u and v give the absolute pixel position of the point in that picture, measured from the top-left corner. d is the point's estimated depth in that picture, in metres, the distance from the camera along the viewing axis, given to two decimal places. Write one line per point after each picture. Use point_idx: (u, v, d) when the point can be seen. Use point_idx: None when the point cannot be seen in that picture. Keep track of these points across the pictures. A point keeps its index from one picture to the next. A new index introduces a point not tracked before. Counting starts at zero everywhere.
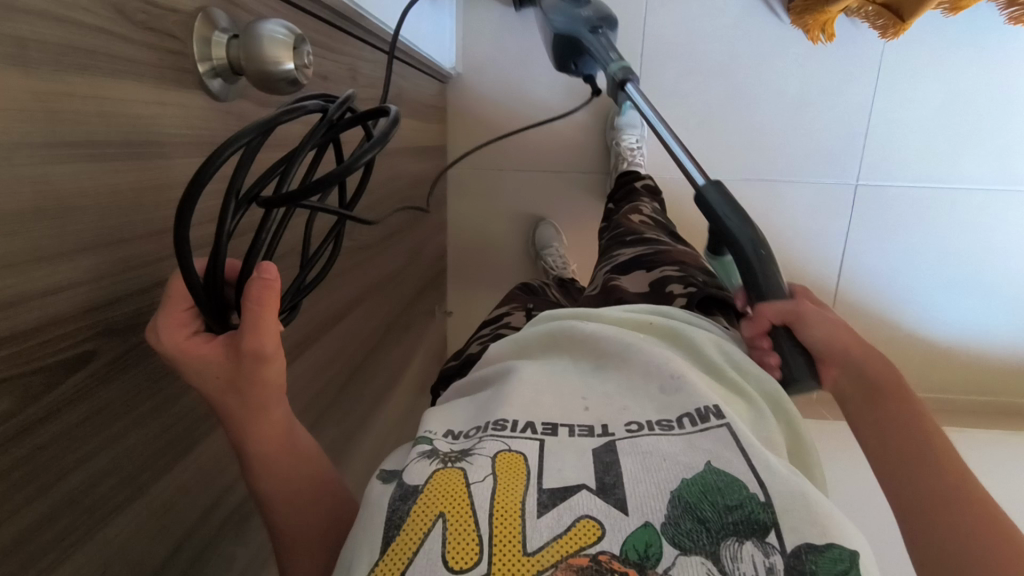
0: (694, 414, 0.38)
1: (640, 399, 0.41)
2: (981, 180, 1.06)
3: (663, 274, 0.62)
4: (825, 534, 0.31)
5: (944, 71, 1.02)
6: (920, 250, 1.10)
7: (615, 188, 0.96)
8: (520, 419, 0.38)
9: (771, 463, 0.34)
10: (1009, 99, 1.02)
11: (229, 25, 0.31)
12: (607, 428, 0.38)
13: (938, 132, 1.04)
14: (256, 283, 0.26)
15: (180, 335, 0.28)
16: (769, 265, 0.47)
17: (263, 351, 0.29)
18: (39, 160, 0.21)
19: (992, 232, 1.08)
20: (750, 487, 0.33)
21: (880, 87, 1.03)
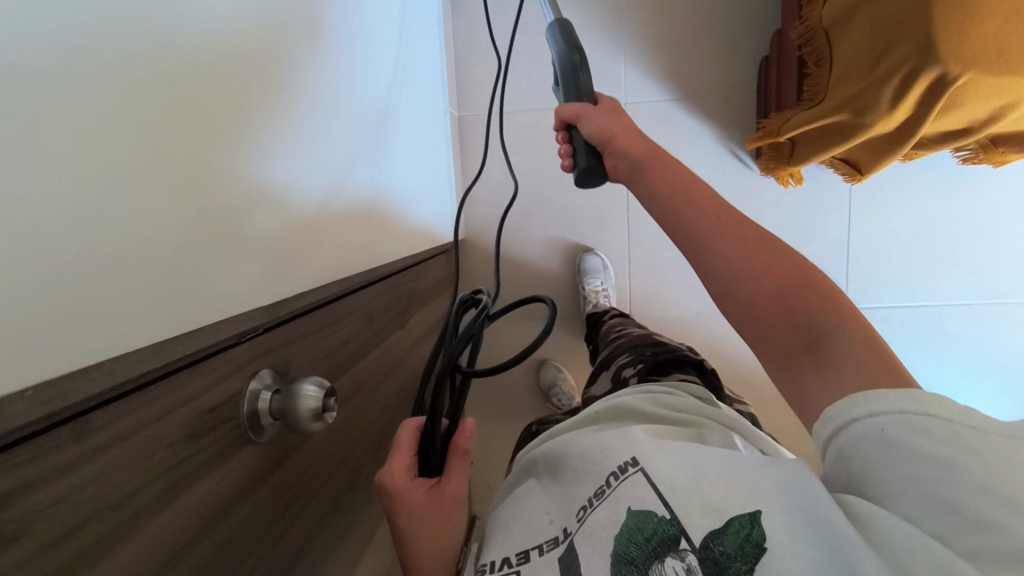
0: (617, 471, 0.48)
1: (583, 483, 0.51)
2: (964, 297, 1.14)
3: (618, 364, 0.81)
4: (722, 517, 0.40)
5: (908, 202, 1.12)
6: (917, 364, 1.16)
7: (588, 331, 1.06)
8: (500, 559, 0.49)
9: (673, 483, 0.44)
10: (973, 221, 1.12)
11: (271, 380, 0.41)
12: (567, 531, 0.48)
13: (914, 256, 1.14)
14: (462, 439, 0.49)
15: (404, 478, 0.47)
16: (580, 68, 0.65)
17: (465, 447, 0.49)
18: (155, 457, 0.30)
19: (982, 341, 1.15)
20: (656, 511, 0.42)
21: (852, 224, 1.14)
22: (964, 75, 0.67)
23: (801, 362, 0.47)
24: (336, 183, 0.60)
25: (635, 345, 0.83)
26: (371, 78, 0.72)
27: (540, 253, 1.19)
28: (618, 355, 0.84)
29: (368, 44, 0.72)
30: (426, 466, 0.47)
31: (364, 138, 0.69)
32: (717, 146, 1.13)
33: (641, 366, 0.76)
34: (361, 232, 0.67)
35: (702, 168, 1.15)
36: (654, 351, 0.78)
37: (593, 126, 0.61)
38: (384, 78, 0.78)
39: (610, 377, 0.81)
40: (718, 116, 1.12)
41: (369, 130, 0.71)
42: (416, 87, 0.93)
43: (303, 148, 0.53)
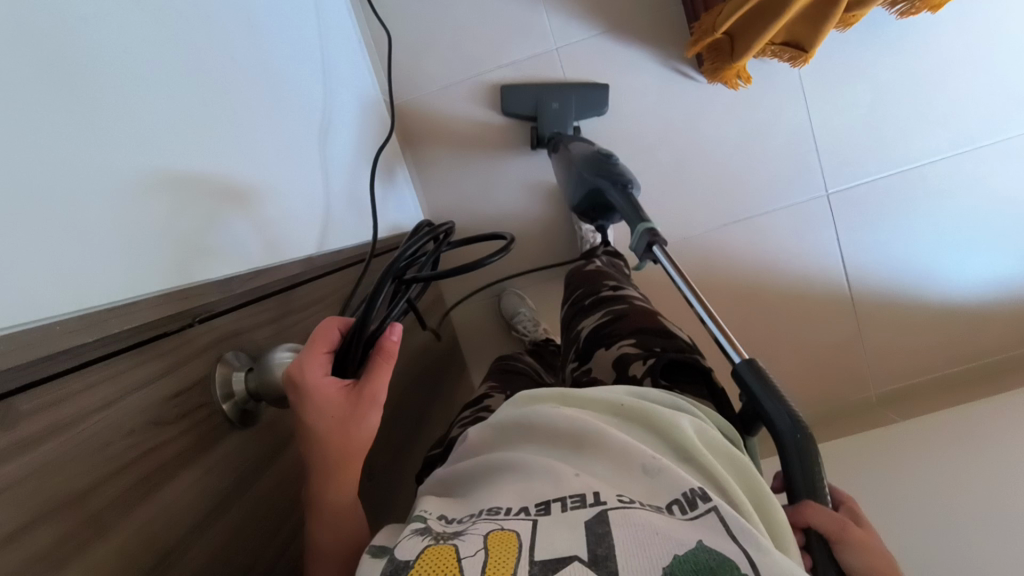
0: (683, 500, 0.39)
1: (628, 483, 0.41)
2: (940, 151, 1.12)
3: (622, 351, 0.69)
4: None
5: (861, 72, 1.10)
6: (910, 229, 1.15)
7: (581, 258, 1.06)
8: (515, 505, 0.40)
9: (761, 542, 0.35)
10: (931, 73, 1.10)
11: (240, 359, 0.39)
12: (599, 496, 0.39)
13: (880, 124, 1.12)
14: (387, 344, 0.39)
15: (317, 371, 0.38)
16: (809, 445, 0.47)
17: (392, 352, 0.39)
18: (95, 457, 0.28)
19: (970, 190, 1.13)
20: (743, 568, 0.34)
21: (811, 108, 1.12)
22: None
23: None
24: (282, 157, 0.57)
25: (643, 331, 0.71)
26: (297, 60, 0.69)
27: (512, 224, 1.16)
28: (620, 337, 0.71)
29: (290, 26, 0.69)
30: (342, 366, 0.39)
31: (300, 107, 0.65)
32: (660, 68, 1.11)
33: (653, 364, 0.63)
34: (315, 209, 0.63)
35: (650, 92, 1.12)
36: (668, 350, 0.66)
37: (855, 558, 0.42)
38: (312, 62, 0.74)
39: (610, 361, 0.69)
40: (652, 36, 1.10)
41: (306, 111, 0.67)
42: (352, 86, 0.92)
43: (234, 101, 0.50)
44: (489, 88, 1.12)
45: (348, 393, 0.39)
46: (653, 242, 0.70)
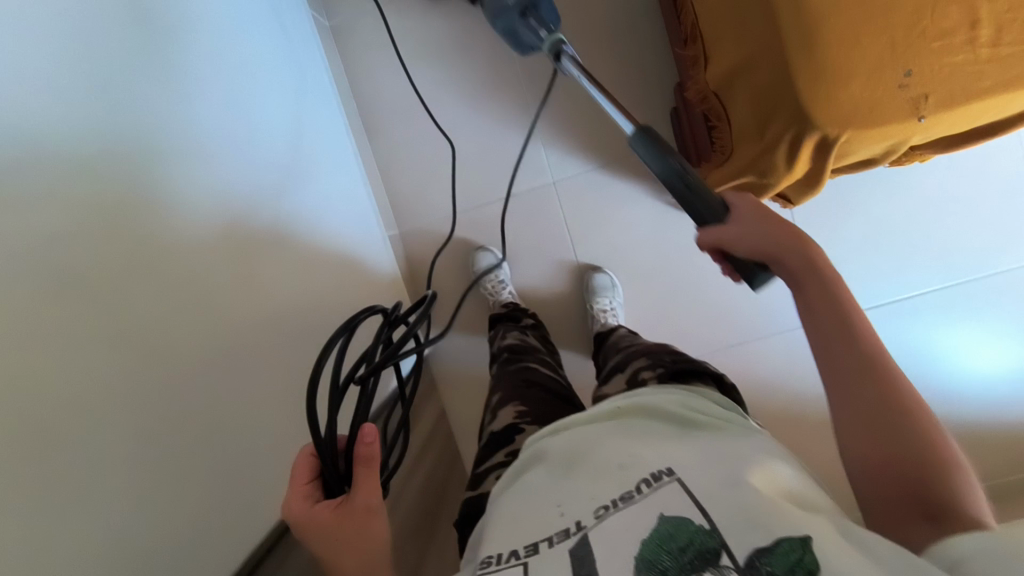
0: (648, 478, 0.47)
1: (607, 484, 0.48)
2: (933, 280, 1.14)
3: (635, 368, 0.83)
4: (769, 534, 0.39)
5: (851, 209, 1.14)
6: (906, 357, 1.16)
7: (597, 349, 1.07)
8: (503, 551, 0.45)
9: (709, 494, 0.44)
10: (922, 208, 1.12)
11: None
12: (579, 524, 0.46)
13: (871, 257, 1.15)
14: (364, 449, 0.54)
15: (301, 501, 0.56)
16: (702, 188, 0.60)
17: (370, 454, 0.55)
18: None
19: (965, 320, 1.14)
20: (694, 520, 0.42)
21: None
22: (925, 94, 0.67)
23: (917, 527, 0.44)
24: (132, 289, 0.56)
25: (655, 351, 0.85)
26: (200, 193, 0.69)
27: None
28: (636, 359, 0.86)
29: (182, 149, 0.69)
30: (328, 486, 0.57)
31: (245, 332, 0.72)
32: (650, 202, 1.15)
33: (660, 369, 0.77)
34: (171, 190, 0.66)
35: (640, 226, 1.17)
36: (672, 358, 0.80)
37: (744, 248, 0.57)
38: (266, 247, 0.79)
39: (626, 377, 0.83)
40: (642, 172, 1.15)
41: (237, 310, 0.71)
42: (314, 209, 0.94)
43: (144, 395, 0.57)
44: (488, 216, 1.20)
45: (339, 509, 0.54)
46: (559, 50, 0.78)
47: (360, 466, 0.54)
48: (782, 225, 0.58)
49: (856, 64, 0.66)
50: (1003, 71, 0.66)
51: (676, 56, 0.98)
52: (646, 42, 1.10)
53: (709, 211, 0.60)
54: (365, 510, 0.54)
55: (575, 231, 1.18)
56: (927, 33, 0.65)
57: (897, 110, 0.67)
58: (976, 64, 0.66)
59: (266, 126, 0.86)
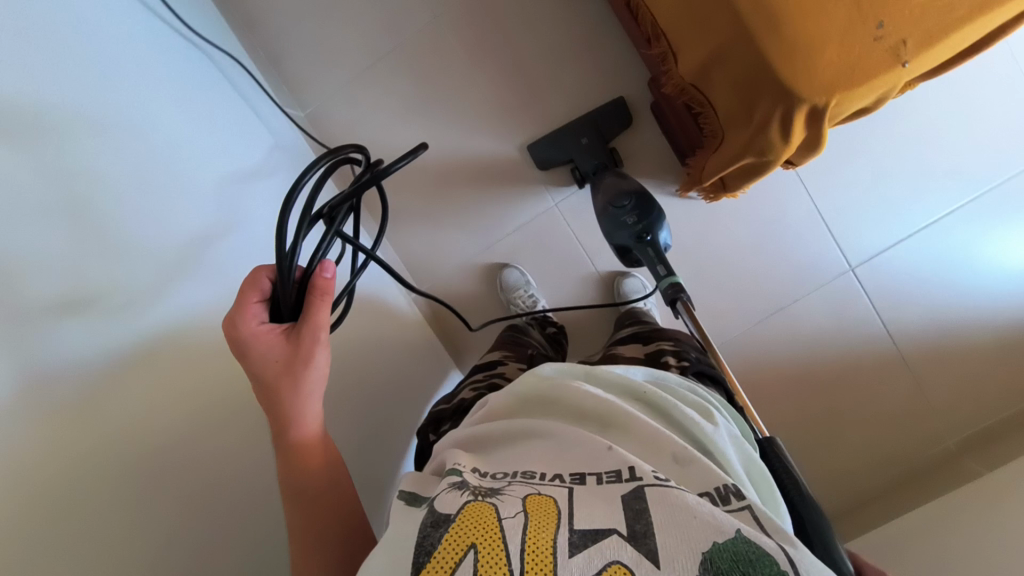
0: (715, 494, 0.44)
1: (660, 466, 0.48)
2: (956, 200, 1.13)
3: (658, 348, 0.84)
4: None
5: (855, 151, 1.13)
6: (946, 281, 1.15)
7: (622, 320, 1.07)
8: (550, 472, 0.47)
9: (788, 538, 0.40)
10: (927, 134, 1.11)
11: None
12: (634, 472, 0.44)
13: (887, 193, 1.14)
14: (322, 280, 0.52)
15: (251, 320, 0.53)
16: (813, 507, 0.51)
17: (326, 287, 0.53)
18: None
19: (998, 231, 1.13)
20: (780, 564, 0.36)
21: (813, 194, 1.15)
22: (902, 39, 0.66)
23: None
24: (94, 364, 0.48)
25: (679, 340, 0.86)
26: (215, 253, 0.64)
27: None
28: (658, 339, 0.87)
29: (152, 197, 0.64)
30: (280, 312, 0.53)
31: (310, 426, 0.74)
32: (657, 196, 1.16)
33: (686, 364, 0.77)
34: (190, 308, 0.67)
35: None
36: (697, 358, 0.80)
37: None
38: None
39: (648, 351, 0.83)
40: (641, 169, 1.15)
41: None
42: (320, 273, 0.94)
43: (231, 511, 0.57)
44: (504, 251, 1.21)
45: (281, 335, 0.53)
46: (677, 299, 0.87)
47: (318, 291, 0.53)
48: None
49: (825, 31, 0.66)
50: None
51: (646, 56, 0.98)
52: (612, 45, 1.11)
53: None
54: (312, 346, 0.53)
55: (591, 243, 1.19)
56: None
57: (879, 61, 0.67)
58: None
59: (262, 230, 0.87)
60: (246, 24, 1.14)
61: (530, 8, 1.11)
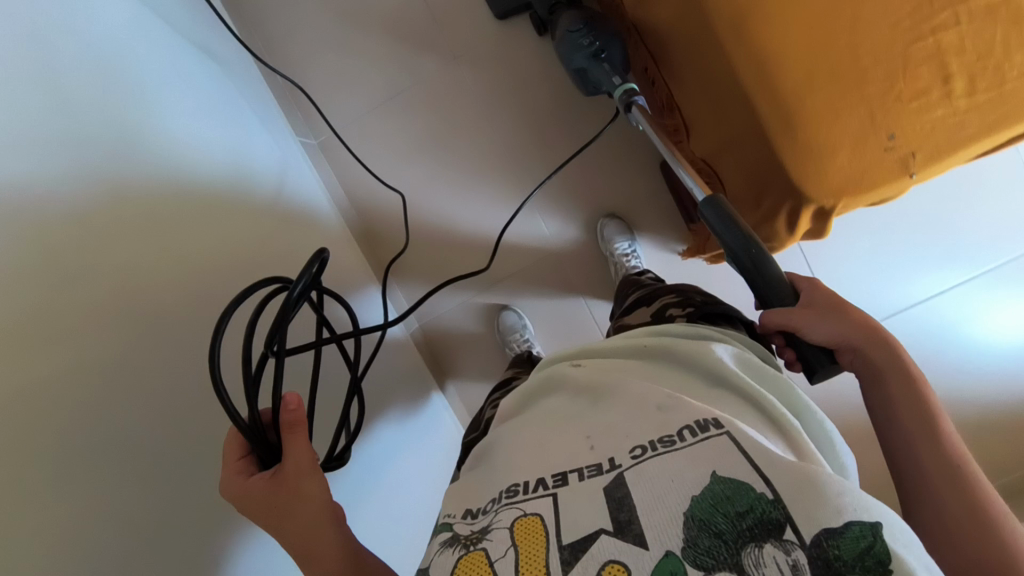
0: (693, 425, 0.45)
1: (637, 421, 0.48)
2: (950, 282, 1.15)
3: (662, 304, 0.75)
4: (839, 515, 0.37)
5: (855, 226, 1.16)
6: (936, 359, 1.16)
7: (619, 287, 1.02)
8: (531, 481, 0.47)
9: (769, 456, 0.41)
10: (925, 216, 1.14)
11: None
12: (613, 461, 0.45)
13: (883, 269, 1.16)
14: (290, 414, 0.54)
15: (237, 479, 0.52)
16: (764, 258, 0.58)
17: (293, 414, 0.54)
18: None
19: (989, 315, 1.15)
20: (757, 488, 0.40)
21: (812, 265, 1.17)
22: (912, 152, 0.69)
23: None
24: (103, 372, 0.50)
25: (686, 288, 0.76)
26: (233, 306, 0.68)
27: None
28: (663, 295, 0.77)
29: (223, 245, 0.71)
30: (261, 458, 0.53)
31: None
32: (658, 251, 1.17)
33: (690, 310, 0.69)
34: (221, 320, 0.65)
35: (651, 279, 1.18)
36: (704, 299, 0.71)
37: (820, 332, 0.57)
38: None
39: (652, 311, 0.75)
40: (643, 224, 1.17)
41: None
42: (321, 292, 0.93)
43: (205, 547, 0.55)
44: (502, 293, 1.21)
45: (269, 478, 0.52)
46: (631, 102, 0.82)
47: (292, 428, 0.54)
48: (859, 320, 0.59)
49: (838, 138, 0.68)
50: (983, 116, 0.68)
51: (661, 123, 1.00)
52: None
53: (779, 300, 0.59)
54: (302, 475, 0.52)
55: (589, 291, 1.20)
56: (903, 95, 0.67)
57: (888, 169, 0.69)
58: (955, 116, 0.68)
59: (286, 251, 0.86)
60: (268, 49, 1.17)
61: (548, 58, 1.14)
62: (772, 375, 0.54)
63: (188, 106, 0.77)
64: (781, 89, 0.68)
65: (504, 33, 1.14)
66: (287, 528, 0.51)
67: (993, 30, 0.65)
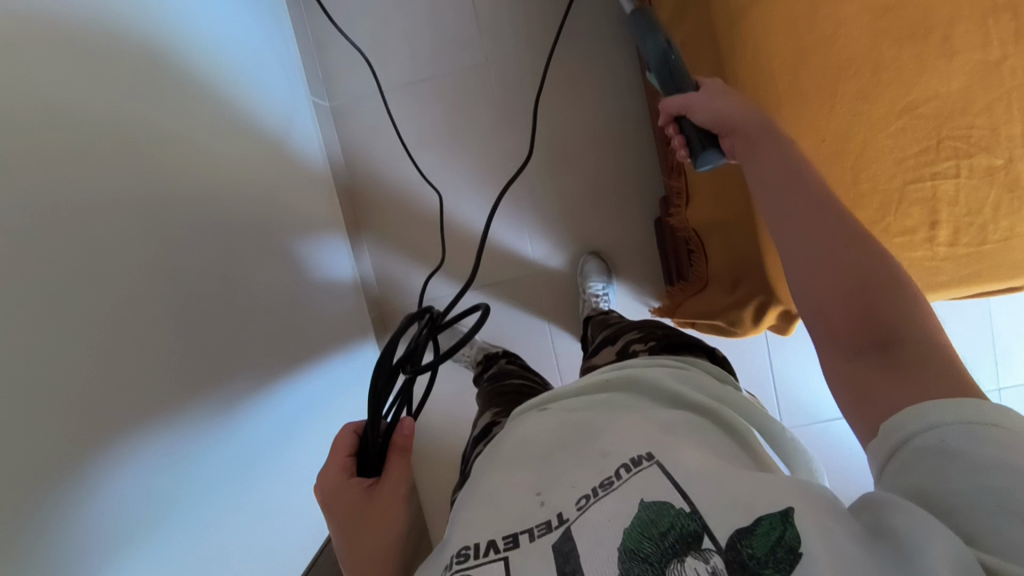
0: (629, 462, 0.42)
1: (585, 471, 0.43)
2: None
3: (626, 341, 0.67)
4: (750, 513, 0.36)
5: None
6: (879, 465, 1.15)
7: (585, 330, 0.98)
8: (482, 542, 0.40)
9: (689, 474, 0.39)
10: None
11: None
12: (562, 516, 0.40)
13: None
14: (402, 437, 0.56)
15: (338, 474, 0.54)
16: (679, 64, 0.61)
17: (406, 441, 0.56)
18: None
19: None
20: (676, 505, 0.38)
21: (774, 366, 1.16)
22: None
23: (868, 359, 0.45)
24: (64, 291, 0.49)
25: (648, 325, 0.69)
26: (205, 253, 0.68)
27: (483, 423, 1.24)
28: (626, 330, 0.69)
29: (212, 195, 0.71)
30: (364, 463, 0.54)
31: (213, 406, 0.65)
32: (630, 298, 1.19)
33: (653, 343, 0.63)
34: (188, 260, 0.65)
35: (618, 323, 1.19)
36: (668, 332, 0.65)
37: (704, 114, 0.57)
38: None
39: (614, 350, 0.67)
40: (623, 270, 1.18)
41: None
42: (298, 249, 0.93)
43: (129, 492, 0.53)
44: (472, 299, 1.21)
45: (366, 488, 0.53)
46: None
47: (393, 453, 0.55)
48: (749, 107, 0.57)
49: None
50: (958, 268, 0.70)
51: (666, 181, 1.02)
52: (636, 146, 1.15)
53: (676, 86, 0.61)
54: (393, 499, 0.53)
55: (556, 320, 1.21)
56: (889, 229, 0.69)
57: None
58: (933, 260, 0.70)
59: (268, 205, 0.86)
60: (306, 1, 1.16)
61: (573, 85, 1.15)
62: (740, 399, 0.52)
63: (202, 38, 0.77)
64: None
65: (540, 50, 1.15)
66: (351, 545, 0.52)
67: (987, 190, 0.68)
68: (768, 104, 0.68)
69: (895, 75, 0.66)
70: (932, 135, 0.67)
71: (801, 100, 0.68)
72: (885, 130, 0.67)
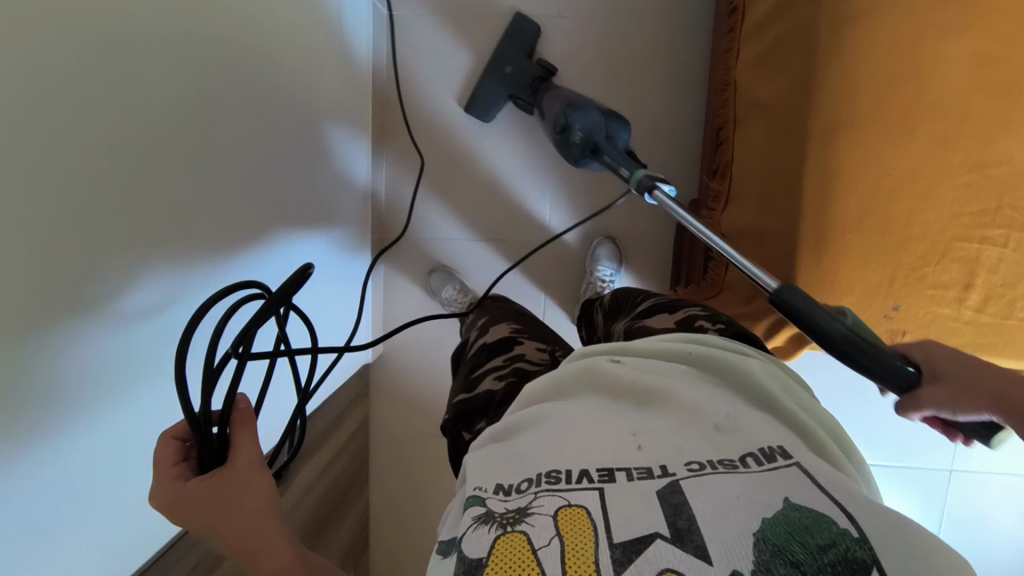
0: (758, 453, 0.39)
1: (697, 437, 0.41)
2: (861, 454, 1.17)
3: (688, 315, 0.65)
4: (931, 566, 0.31)
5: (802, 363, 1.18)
6: None
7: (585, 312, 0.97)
8: (574, 470, 0.39)
9: (849, 492, 0.35)
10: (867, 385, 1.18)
11: None
12: (666, 469, 0.38)
13: None
14: (239, 411, 0.47)
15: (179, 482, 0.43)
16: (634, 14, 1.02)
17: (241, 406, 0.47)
18: None
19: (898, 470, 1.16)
20: (838, 522, 0.33)
21: None
22: (904, 331, 0.71)
23: None
24: (105, 90, 0.45)
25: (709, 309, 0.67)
26: (241, 112, 0.64)
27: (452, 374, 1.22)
28: (685, 306, 0.67)
29: (260, 59, 0.67)
30: (201, 460, 0.44)
31: (214, 273, 0.61)
32: None
33: (723, 326, 0.60)
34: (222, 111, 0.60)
35: None
36: (732, 321, 0.63)
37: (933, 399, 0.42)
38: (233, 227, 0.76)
39: (672, 320, 0.64)
40: (633, 262, 1.17)
41: None
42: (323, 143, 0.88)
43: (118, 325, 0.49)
44: (478, 251, 1.18)
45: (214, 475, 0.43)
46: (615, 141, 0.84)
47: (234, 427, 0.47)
48: None
49: (856, 284, 0.70)
50: (977, 334, 0.70)
51: (705, 184, 1.00)
52: (681, 143, 1.13)
53: None
54: (251, 468, 0.45)
55: (554, 294, 1.19)
56: (925, 278, 0.69)
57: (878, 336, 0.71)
58: (956, 320, 0.70)
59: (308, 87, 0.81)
60: None
61: (637, 64, 1.12)
62: (825, 417, 0.47)
63: None
64: (834, 214, 0.69)
65: (614, 19, 1.11)
66: (220, 533, 0.42)
67: None
68: (851, 123, 0.67)
69: (975, 127, 0.65)
70: (993, 199, 0.66)
71: (881, 128, 0.67)
72: (950, 181, 0.67)
